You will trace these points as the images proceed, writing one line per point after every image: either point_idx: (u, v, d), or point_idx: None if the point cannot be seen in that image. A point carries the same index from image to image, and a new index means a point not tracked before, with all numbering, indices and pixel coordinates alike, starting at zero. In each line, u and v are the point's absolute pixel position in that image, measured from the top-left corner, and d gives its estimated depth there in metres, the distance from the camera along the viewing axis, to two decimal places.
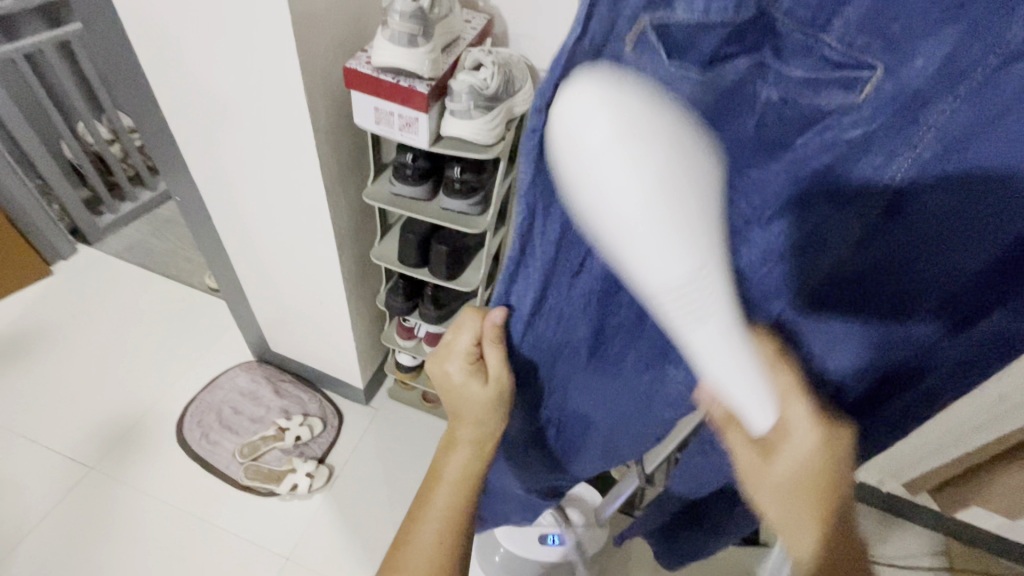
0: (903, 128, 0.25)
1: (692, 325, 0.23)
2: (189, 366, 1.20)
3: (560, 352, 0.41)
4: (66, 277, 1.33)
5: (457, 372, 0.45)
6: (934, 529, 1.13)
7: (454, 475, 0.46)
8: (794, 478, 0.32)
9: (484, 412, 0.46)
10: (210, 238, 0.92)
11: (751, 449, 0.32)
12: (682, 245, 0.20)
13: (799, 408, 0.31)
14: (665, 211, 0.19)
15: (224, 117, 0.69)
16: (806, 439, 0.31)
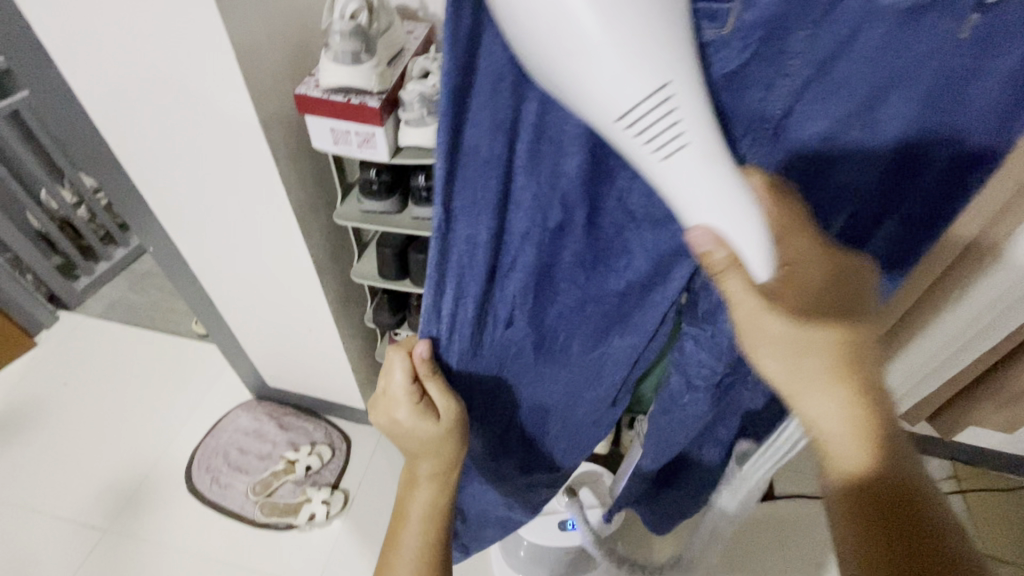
0: (770, 58, 0.27)
1: (659, 154, 0.25)
2: (189, 414, 1.20)
3: (511, 340, 0.43)
4: (51, 346, 1.32)
5: (405, 416, 0.43)
6: (941, 456, 1.16)
7: (422, 514, 0.47)
8: (802, 318, 0.32)
9: (436, 450, 0.45)
10: (189, 282, 0.92)
11: (755, 295, 0.30)
12: (633, 62, 0.22)
13: (798, 243, 0.31)
14: (615, 50, 0.22)
15: (185, 162, 0.69)
16: (808, 277, 0.32)
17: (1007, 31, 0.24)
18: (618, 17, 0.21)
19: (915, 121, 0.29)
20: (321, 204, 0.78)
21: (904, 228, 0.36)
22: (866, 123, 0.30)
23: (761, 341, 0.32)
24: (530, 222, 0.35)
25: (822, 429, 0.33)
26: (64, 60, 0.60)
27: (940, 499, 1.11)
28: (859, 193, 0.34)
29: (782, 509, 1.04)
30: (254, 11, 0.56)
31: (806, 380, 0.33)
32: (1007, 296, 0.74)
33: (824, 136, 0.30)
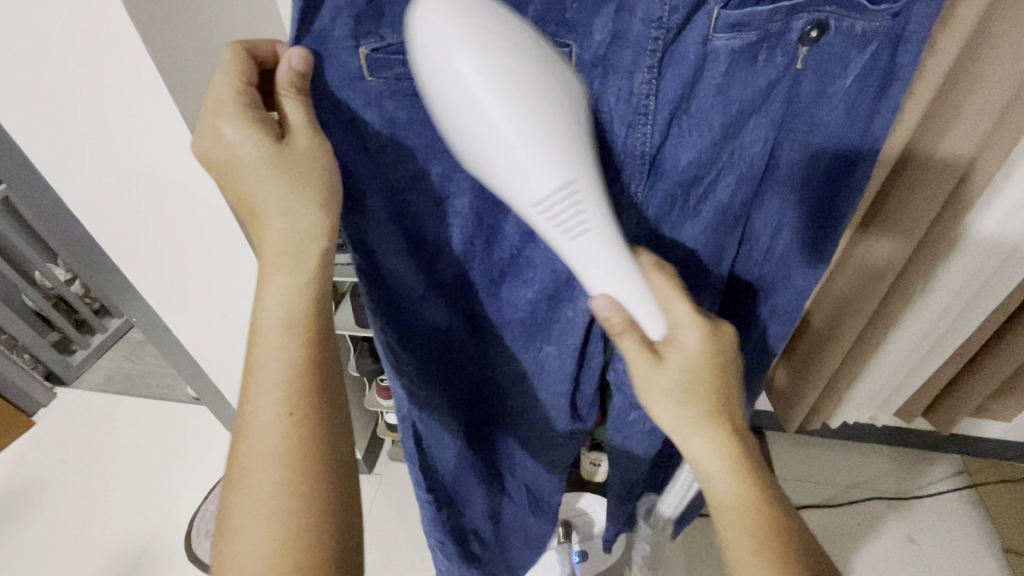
0: (626, 92, 0.35)
1: (569, 235, 0.33)
2: (187, 480, 1.20)
3: (445, 338, 0.50)
4: (49, 424, 1.33)
5: (234, 133, 0.36)
6: (948, 451, 1.14)
7: (275, 323, 0.39)
8: (681, 373, 0.41)
9: (288, 196, 0.36)
10: (174, 349, 0.93)
11: (644, 353, 0.39)
12: (546, 161, 0.30)
13: (681, 310, 0.40)
14: (525, 148, 0.29)
15: (156, 236, 0.72)
16: (690, 337, 0.41)
17: (830, 48, 0.35)
18: (523, 122, 0.29)
19: (772, 136, 0.39)
20: None
21: (795, 216, 0.46)
22: (732, 144, 0.39)
23: (652, 389, 0.41)
24: (436, 250, 0.44)
25: (690, 449, 0.43)
26: (38, 153, 0.64)
27: (952, 495, 1.09)
28: (738, 199, 0.43)
29: None
30: (209, 85, 0.58)
31: (691, 429, 0.42)
32: (975, 279, 0.76)
33: (696, 162, 0.39)
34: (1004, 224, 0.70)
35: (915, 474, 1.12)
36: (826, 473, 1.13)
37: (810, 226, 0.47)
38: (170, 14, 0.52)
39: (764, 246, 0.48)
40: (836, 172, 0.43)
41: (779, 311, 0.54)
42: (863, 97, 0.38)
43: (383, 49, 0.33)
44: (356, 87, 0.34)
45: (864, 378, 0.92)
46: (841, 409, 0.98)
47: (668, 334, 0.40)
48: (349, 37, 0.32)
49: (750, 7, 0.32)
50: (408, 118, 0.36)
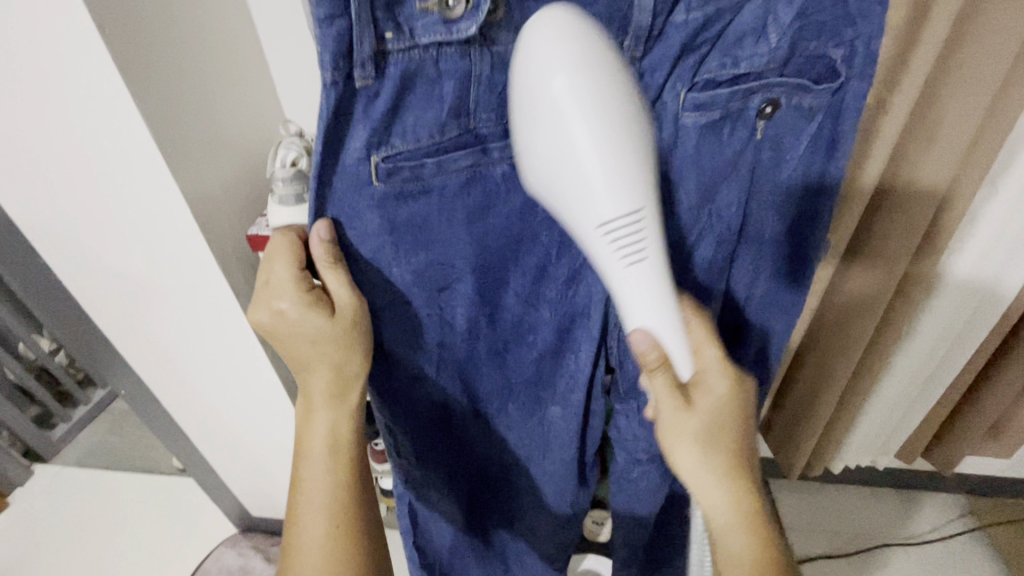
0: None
1: (627, 264, 0.35)
2: (172, 558, 1.14)
3: (445, 408, 0.50)
4: (26, 503, 1.26)
5: (291, 308, 0.40)
6: (955, 491, 1.13)
7: (321, 449, 0.44)
8: (708, 417, 0.42)
9: (339, 352, 0.41)
10: (163, 421, 0.91)
11: (674, 395, 0.40)
12: (612, 188, 0.32)
13: (713, 357, 0.43)
14: (594, 170, 0.32)
15: (152, 308, 0.72)
16: (718, 385, 0.43)
17: (787, 121, 0.39)
18: (607, 148, 0.32)
19: (744, 199, 0.42)
20: None
21: (772, 269, 0.48)
22: (708, 207, 0.42)
23: (677, 425, 0.41)
24: (440, 331, 0.44)
25: (710, 508, 0.44)
26: (42, 231, 0.65)
27: (962, 539, 1.06)
28: (721, 256, 0.45)
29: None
30: (209, 166, 0.61)
31: (709, 480, 0.43)
32: (955, 320, 0.78)
33: (675, 224, 0.42)
34: (978, 264, 0.73)
35: (920, 516, 1.10)
36: (837, 520, 1.10)
37: (787, 273, 0.49)
38: (178, 97, 0.55)
39: (745, 297, 0.50)
40: (807, 224, 0.46)
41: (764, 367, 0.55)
42: (817, 159, 0.42)
43: (393, 157, 0.35)
44: (355, 192, 0.36)
45: (862, 419, 0.92)
46: (843, 453, 0.97)
47: (700, 379, 0.42)
48: (360, 151, 0.34)
49: (712, 90, 0.36)
50: (414, 213, 0.38)
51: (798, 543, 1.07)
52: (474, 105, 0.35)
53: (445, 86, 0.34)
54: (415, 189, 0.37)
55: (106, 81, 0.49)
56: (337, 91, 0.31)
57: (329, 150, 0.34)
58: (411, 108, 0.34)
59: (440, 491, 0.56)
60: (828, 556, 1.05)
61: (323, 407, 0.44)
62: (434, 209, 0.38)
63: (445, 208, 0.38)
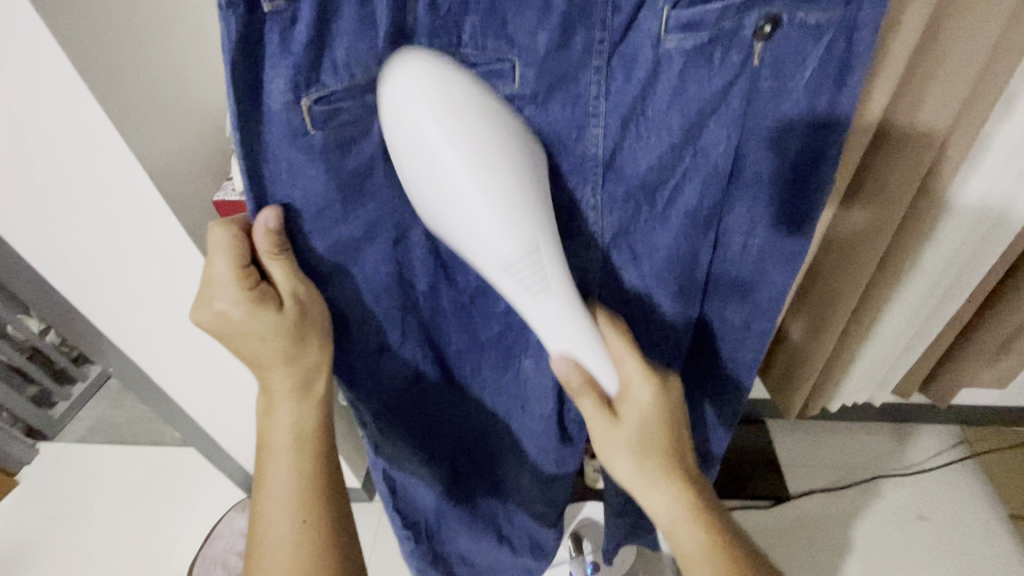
0: (572, 100, 0.36)
1: (531, 295, 0.36)
2: (185, 524, 1.16)
3: (418, 379, 0.48)
4: (35, 480, 1.28)
5: (230, 307, 0.38)
6: (949, 421, 1.14)
7: (284, 445, 0.45)
8: (638, 424, 0.43)
9: (292, 347, 0.40)
10: (156, 395, 0.89)
11: (601, 411, 0.41)
12: (502, 217, 0.32)
13: (634, 368, 0.42)
14: (473, 185, 0.31)
15: (126, 284, 0.69)
16: (643, 395, 0.42)
17: (788, 42, 0.35)
18: (482, 173, 0.31)
19: (735, 136, 0.39)
20: None
21: (769, 216, 0.45)
22: (693, 144, 0.39)
23: (609, 442, 0.43)
24: (398, 294, 0.42)
25: (650, 504, 0.44)
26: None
27: (956, 466, 1.09)
28: (708, 200, 0.42)
29: (802, 510, 1.06)
30: (163, 133, 0.55)
31: (649, 481, 0.44)
32: (960, 251, 0.76)
33: (655, 167, 0.40)
34: (986, 191, 0.70)
35: (915, 447, 1.12)
36: (830, 456, 1.13)
37: (787, 222, 0.45)
38: (122, 49, 0.49)
39: (739, 248, 0.47)
40: (814, 165, 0.42)
41: (758, 324, 0.52)
42: (826, 90, 0.38)
43: (327, 97, 0.31)
44: (283, 146, 0.32)
45: (860, 357, 0.91)
46: (840, 391, 0.98)
47: (623, 390, 0.42)
48: (283, 97, 0.30)
49: (700, 6, 0.33)
50: (355, 164, 0.35)
51: (793, 479, 1.10)
52: (414, 27, 0.32)
53: (379, 10, 0.30)
54: (358, 132, 0.34)
55: (30, 36, 0.43)
56: (235, 18, 0.27)
57: (250, 95, 0.30)
58: (340, 35, 0.30)
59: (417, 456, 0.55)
60: (822, 491, 1.08)
61: (280, 396, 0.43)
62: (374, 153, 0.35)
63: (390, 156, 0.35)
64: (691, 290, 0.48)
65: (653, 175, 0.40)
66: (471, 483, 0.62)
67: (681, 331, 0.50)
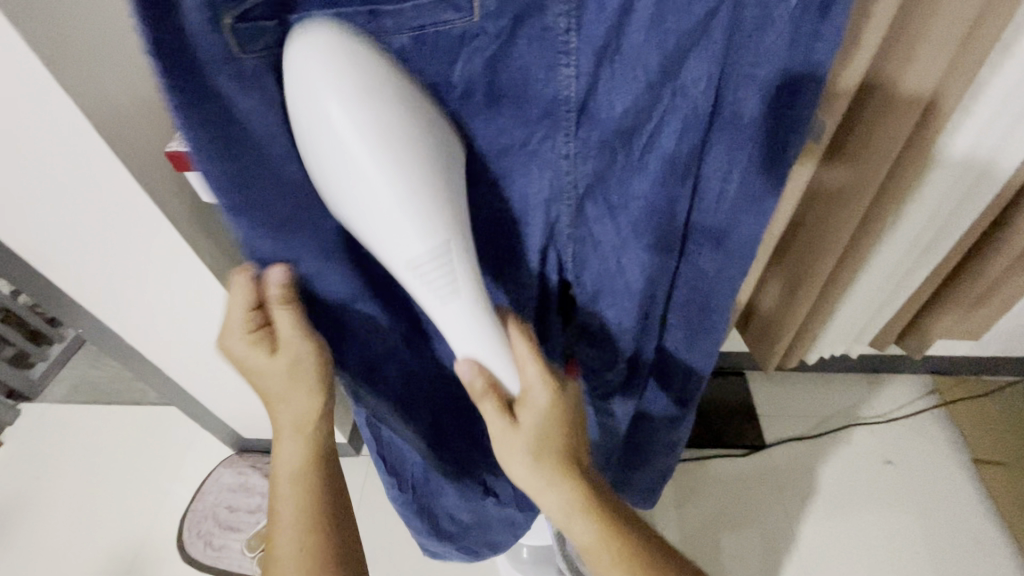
0: (538, 35, 0.32)
1: (441, 299, 0.35)
2: (173, 481, 1.18)
3: (391, 338, 0.46)
4: (19, 440, 1.28)
5: (240, 350, 0.42)
6: (921, 371, 1.17)
7: (288, 474, 0.46)
8: (538, 432, 0.41)
9: (298, 385, 0.43)
10: (130, 356, 0.88)
11: (502, 416, 0.40)
12: (415, 224, 0.31)
13: (536, 372, 0.41)
14: (389, 185, 0.30)
15: (84, 245, 0.65)
16: (543, 399, 0.41)
17: None
18: (401, 180, 0.30)
19: (715, 75, 0.37)
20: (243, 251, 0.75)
21: (748, 164, 0.43)
22: (673, 84, 0.37)
23: (506, 448, 0.41)
24: (362, 244, 0.40)
25: (554, 515, 0.43)
26: None
27: (925, 415, 1.12)
28: (687, 145, 0.40)
29: (775, 457, 1.10)
30: (124, 86, 0.50)
31: (545, 496, 0.42)
32: (943, 207, 0.75)
33: (631, 111, 0.37)
34: (978, 141, 0.68)
35: (888, 397, 1.15)
36: (805, 405, 1.16)
37: (768, 166, 0.43)
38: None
39: (718, 195, 0.45)
40: (795, 104, 0.40)
41: (738, 275, 0.51)
42: (807, 18, 0.35)
43: (247, 14, 0.27)
44: (215, 81, 0.27)
45: (840, 310, 0.92)
46: (818, 344, 0.99)
47: (520, 400, 0.41)
48: (199, 7, 0.25)
49: None
50: (293, 96, 0.31)
51: (769, 427, 1.13)
52: None
53: None
54: (296, 69, 0.30)
55: None
56: None
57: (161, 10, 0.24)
58: None
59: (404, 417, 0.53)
60: (796, 438, 1.11)
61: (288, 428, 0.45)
62: None
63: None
64: (668, 241, 0.46)
65: (629, 119, 0.37)
66: (462, 441, 0.61)
67: (658, 286, 0.49)
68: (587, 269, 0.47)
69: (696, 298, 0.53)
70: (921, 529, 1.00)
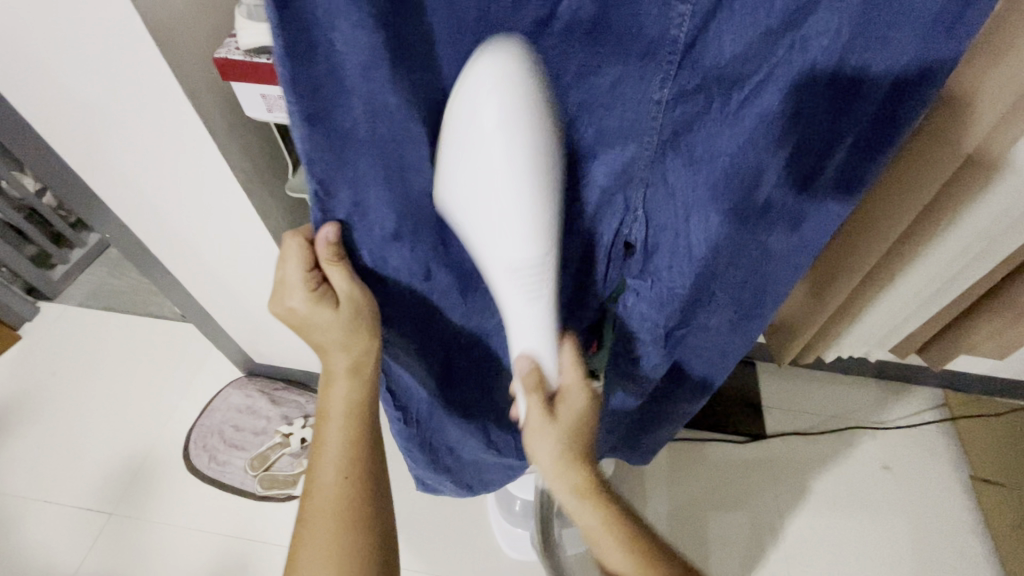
0: None
1: (529, 297, 0.39)
2: (182, 394, 1.21)
3: (427, 274, 0.45)
4: (37, 336, 1.31)
5: (299, 303, 0.45)
6: (932, 385, 1.17)
7: (338, 415, 0.50)
8: (575, 426, 0.47)
9: (351, 334, 0.46)
10: (153, 267, 0.88)
11: (543, 409, 0.45)
12: (518, 234, 0.35)
13: (576, 377, 0.47)
14: (517, 204, 0.33)
15: (120, 148, 0.65)
16: (578, 400, 0.47)
17: None
18: (521, 185, 0.32)
19: (846, 35, 0.32)
20: (276, 176, 0.74)
21: (845, 147, 0.39)
22: (791, 36, 0.32)
23: (541, 433, 0.46)
24: (429, 175, 0.38)
25: (577, 513, 0.48)
26: None
27: (930, 429, 1.12)
28: (790, 109, 0.36)
29: (774, 449, 1.10)
30: None
31: (573, 486, 0.48)
32: (998, 221, 0.72)
33: (740, 56, 0.33)
34: None
35: (895, 406, 1.15)
36: (809, 402, 1.16)
37: (863, 149, 0.40)
38: None
39: (808, 175, 0.41)
40: (922, 97, 0.35)
41: (800, 263, 0.48)
42: None
43: None
44: None
45: (867, 314, 0.90)
46: (837, 345, 0.98)
47: (559, 401, 0.47)
48: None
49: None
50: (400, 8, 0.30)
51: (771, 418, 1.14)
52: None
53: None
54: None
55: None
56: None
57: None
58: None
59: (416, 354, 0.54)
60: (797, 431, 1.12)
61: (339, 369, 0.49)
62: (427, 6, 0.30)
63: (440, 12, 0.30)
64: (742, 212, 0.43)
65: (735, 71, 0.34)
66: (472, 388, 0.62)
67: (722, 258, 0.46)
68: (656, 220, 0.44)
69: (754, 285, 0.50)
70: (906, 537, 1.01)
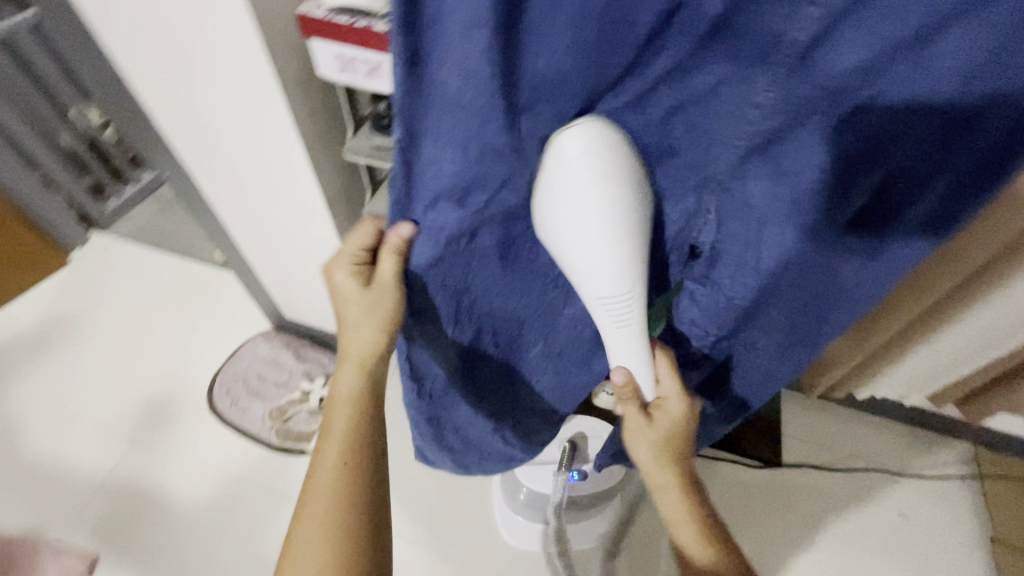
0: None
1: (615, 325, 0.43)
2: (212, 337, 1.25)
3: (479, 249, 0.44)
4: (85, 262, 1.37)
5: (342, 278, 0.53)
6: (966, 440, 1.12)
7: (345, 400, 0.55)
8: (669, 428, 0.53)
9: (370, 316, 0.52)
10: (204, 211, 0.91)
11: (641, 414, 0.51)
12: (608, 268, 0.39)
13: (673, 387, 0.51)
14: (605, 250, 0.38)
15: (191, 92, 0.66)
16: (674, 407, 0.52)
17: None
18: (612, 216, 0.37)
19: (980, 59, 0.28)
20: (333, 137, 0.74)
21: (944, 180, 0.36)
22: (919, 53, 0.28)
23: (639, 435, 0.52)
24: (511, 161, 0.37)
25: (663, 500, 0.55)
26: None
27: (954, 484, 1.08)
28: (896, 129, 0.33)
29: (788, 478, 1.08)
30: None
31: (661, 483, 0.55)
32: None
33: (857, 71, 0.30)
34: None
35: (922, 455, 1.11)
36: (829, 437, 1.13)
37: (965, 188, 0.36)
38: None
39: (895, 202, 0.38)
40: None
41: (865, 297, 0.45)
42: None
43: None
44: None
45: (911, 357, 0.87)
46: (873, 384, 0.95)
47: (656, 407, 0.52)
48: None
49: None
50: None
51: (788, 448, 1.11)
52: None
53: None
54: None
55: None
56: None
57: None
58: None
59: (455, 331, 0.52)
60: (814, 464, 1.09)
61: (354, 352, 0.55)
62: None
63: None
64: (819, 231, 0.40)
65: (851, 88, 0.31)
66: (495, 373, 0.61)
67: (788, 274, 0.44)
68: (730, 224, 0.42)
69: (812, 308, 0.48)
70: None
